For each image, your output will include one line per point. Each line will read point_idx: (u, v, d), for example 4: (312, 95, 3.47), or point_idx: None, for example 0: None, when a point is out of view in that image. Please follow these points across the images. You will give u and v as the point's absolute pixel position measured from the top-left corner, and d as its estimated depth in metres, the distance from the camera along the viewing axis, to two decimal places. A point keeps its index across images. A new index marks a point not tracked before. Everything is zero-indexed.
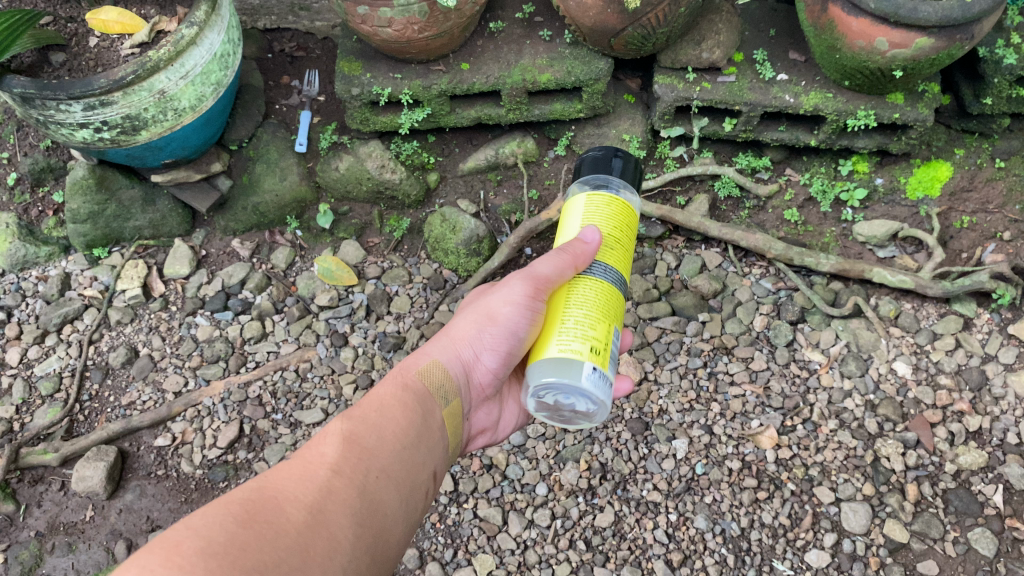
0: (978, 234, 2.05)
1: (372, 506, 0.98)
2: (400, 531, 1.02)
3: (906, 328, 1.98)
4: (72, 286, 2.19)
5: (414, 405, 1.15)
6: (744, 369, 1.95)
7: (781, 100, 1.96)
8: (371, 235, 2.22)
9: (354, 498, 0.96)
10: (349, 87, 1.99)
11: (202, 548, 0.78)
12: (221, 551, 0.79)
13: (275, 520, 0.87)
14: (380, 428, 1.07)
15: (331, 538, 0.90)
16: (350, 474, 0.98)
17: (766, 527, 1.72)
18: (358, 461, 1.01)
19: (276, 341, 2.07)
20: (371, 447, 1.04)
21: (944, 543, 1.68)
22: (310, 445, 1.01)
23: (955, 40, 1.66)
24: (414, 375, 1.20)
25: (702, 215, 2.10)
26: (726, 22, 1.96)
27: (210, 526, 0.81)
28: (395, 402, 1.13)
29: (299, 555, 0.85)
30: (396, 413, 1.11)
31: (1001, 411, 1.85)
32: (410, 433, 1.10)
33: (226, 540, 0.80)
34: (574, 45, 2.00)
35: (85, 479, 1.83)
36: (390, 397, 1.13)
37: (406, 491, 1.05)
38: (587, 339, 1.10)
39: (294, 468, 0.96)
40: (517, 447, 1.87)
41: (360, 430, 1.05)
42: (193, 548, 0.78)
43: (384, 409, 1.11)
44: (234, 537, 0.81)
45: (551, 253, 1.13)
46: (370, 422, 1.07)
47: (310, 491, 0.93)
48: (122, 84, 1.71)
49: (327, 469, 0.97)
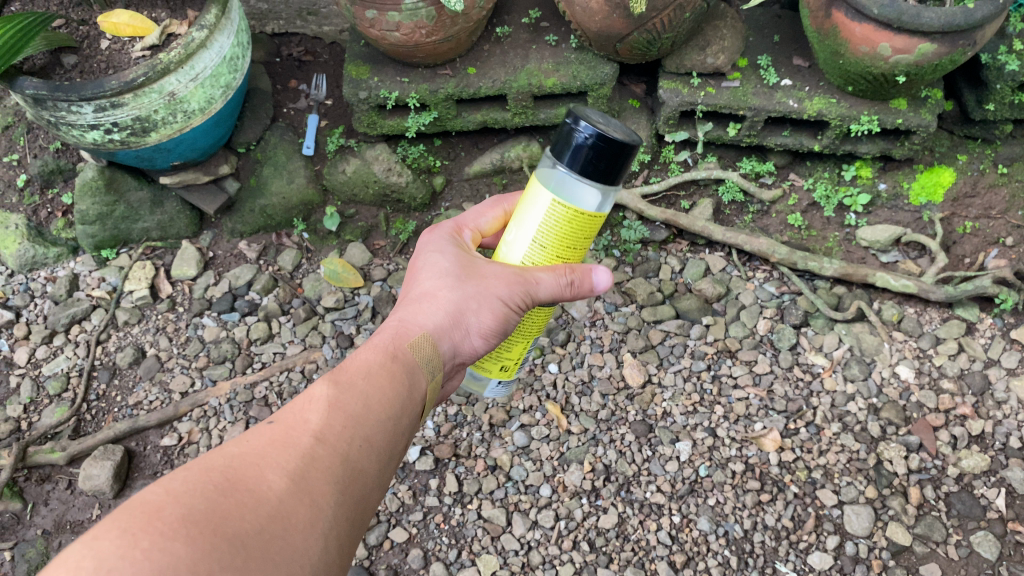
0: (980, 239, 2.06)
1: (355, 475, 0.95)
2: (376, 502, 1.00)
3: (909, 332, 1.99)
4: (80, 287, 2.20)
5: (404, 380, 1.10)
6: (747, 373, 1.96)
7: (785, 105, 1.97)
8: (377, 238, 2.25)
9: (337, 467, 0.93)
10: (357, 91, 2.01)
11: (185, 515, 0.75)
12: (203, 518, 0.76)
13: (256, 488, 0.83)
14: (365, 396, 1.03)
15: (313, 505, 0.87)
16: (333, 442, 0.95)
17: (769, 529, 1.73)
18: (342, 430, 0.97)
19: (282, 343, 2.09)
20: (357, 417, 1.00)
21: (947, 546, 1.69)
22: (292, 411, 0.98)
23: (958, 46, 1.68)
24: (402, 351, 1.14)
25: (706, 220, 2.12)
26: (730, 28, 1.98)
27: (192, 492, 0.79)
28: (381, 370, 1.08)
29: (282, 522, 0.82)
30: (383, 384, 1.06)
31: (1003, 415, 1.86)
32: (397, 406, 1.07)
33: (209, 507, 0.78)
34: (579, 49, 2.02)
35: (91, 478, 1.84)
36: (377, 368, 1.08)
37: (386, 460, 1.03)
38: (503, 365, 1.32)
39: (276, 436, 0.92)
40: (521, 449, 1.89)
41: (345, 397, 1.01)
42: (175, 513, 0.75)
43: (369, 380, 1.06)
44: (216, 505, 0.79)
45: (554, 283, 1.16)
46: (357, 389, 1.04)
47: (292, 459, 0.90)
48: (133, 86, 1.73)
49: (309, 437, 0.94)
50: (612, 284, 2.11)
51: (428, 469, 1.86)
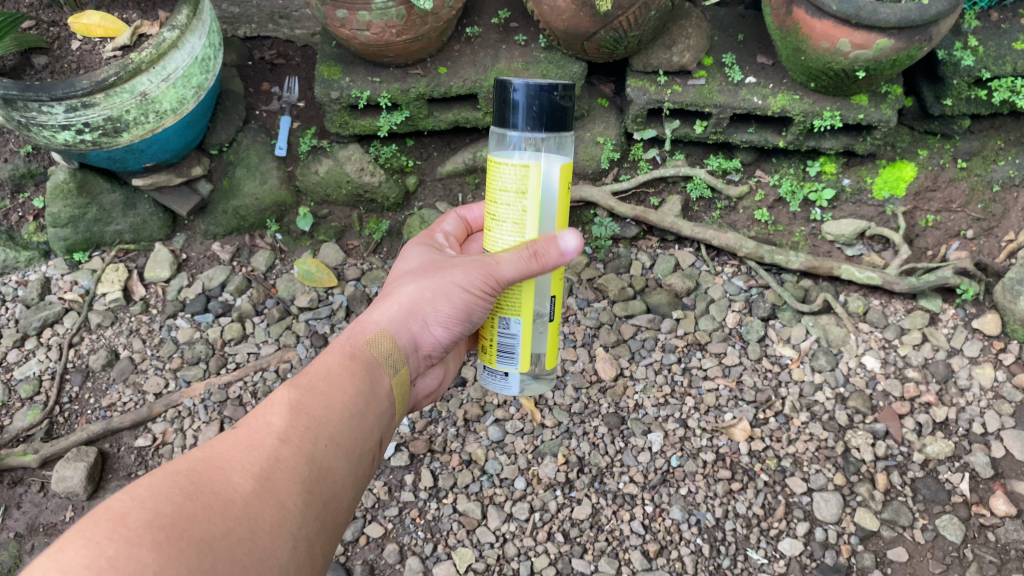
0: (942, 233, 2.12)
1: (321, 475, 0.98)
2: (348, 501, 1.03)
3: (874, 323, 2.03)
4: (52, 290, 2.20)
5: (361, 373, 1.14)
6: (717, 365, 1.99)
7: (749, 102, 2.02)
8: (350, 238, 2.28)
9: (303, 466, 0.96)
10: (328, 91, 2.03)
11: (150, 520, 0.77)
12: (167, 523, 0.78)
13: (221, 491, 0.86)
14: (328, 395, 1.07)
15: (280, 507, 0.90)
16: (298, 442, 0.98)
17: (741, 517, 1.75)
18: (307, 430, 1.01)
19: (256, 343, 2.09)
20: (319, 416, 1.04)
21: (914, 530, 1.72)
22: (256, 415, 1.01)
23: (914, 41, 1.73)
24: (361, 344, 1.19)
25: (675, 216, 2.17)
26: (695, 27, 2.03)
27: (156, 497, 0.81)
28: (341, 370, 1.12)
29: (247, 524, 0.85)
30: (345, 380, 1.11)
31: (966, 402, 1.90)
32: (357, 400, 1.10)
33: (172, 512, 0.80)
34: (547, 50, 2.06)
35: (64, 479, 1.83)
36: (334, 365, 1.12)
37: (355, 458, 1.06)
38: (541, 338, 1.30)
39: (239, 438, 0.95)
40: (496, 443, 1.92)
41: (306, 399, 1.04)
42: (140, 519, 0.77)
43: (332, 378, 1.10)
44: (180, 509, 0.81)
45: (516, 257, 1.13)
46: (318, 389, 1.07)
47: (256, 461, 0.93)
48: (105, 86, 1.74)
49: (274, 438, 0.97)
50: (584, 280, 2.15)
51: (403, 465, 1.88)
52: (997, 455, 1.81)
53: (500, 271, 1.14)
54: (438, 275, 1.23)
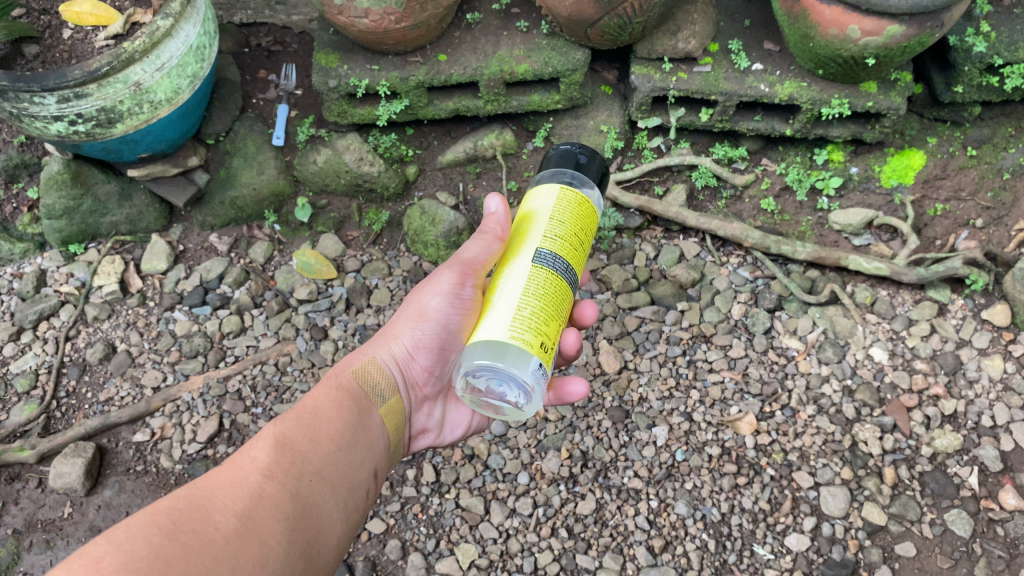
0: (951, 222, 2.07)
1: (305, 510, 0.98)
2: (334, 538, 1.03)
3: (882, 314, 2.00)
4: (48, 283, 2.17)
5: (350, 404, 1.19)
6: (723, 357, 1.96)
7: (756, 89, 1.98)
8: (350, 229, 2.23)
9: (287, 501, 0.97)
10: (326, 79, 1.99)
11: (125, 563, 0.77)
12: (145, 566, 0.78)
13: (203, 529, 0.86)
14: (313, 432, 1.08)
15: (263, 544, 0.90)
16: (282, 478, 0.99)
17: (746, 512, 1.73)
18: (292, 465, 1.02)
19: (255, 336, 2.07)
20: (305, 451, 1.05)
21: (922, 525, 1.69)
22: (243, 450, 1.02)
23: (926, 28, 1.68)
24: (348, 374, 1.24)
25: (681, 206, 2.13)
26: (701, 13, 1.98)
27: (134, 538, 0.80)
28: (328, 408, 1.14)
29: (229, 562, 0.85)
30: (331, 413, 1.14)
31: (975, 394, 1.87)
32: (344, 435, 1.12)
33: (150, 555, 0.80)
34: (551, 35, 2.01)
35: (62, 476, 1.81)
36: (322, 398, 1.16)
37: (341, 493, 1.07)
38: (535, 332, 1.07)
39: (224, 474, 0.96)
40: (499, 437, 1.88)
41: (293, 433, 1.06)
42: (116, 562, 0.77)
43: (318, 413, 1.12)
44: (159, 550, 0.81)
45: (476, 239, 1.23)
46: (304, 424, 1.09)
47: (241, 497, 0.93)
48: (97, 76, 1.70)
49: (258, 473, 0.98)
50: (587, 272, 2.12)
51: (405, 460, 1.85)
52: (1006, 449, 1.78)
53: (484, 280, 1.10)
54: (418, 298, 1.30)
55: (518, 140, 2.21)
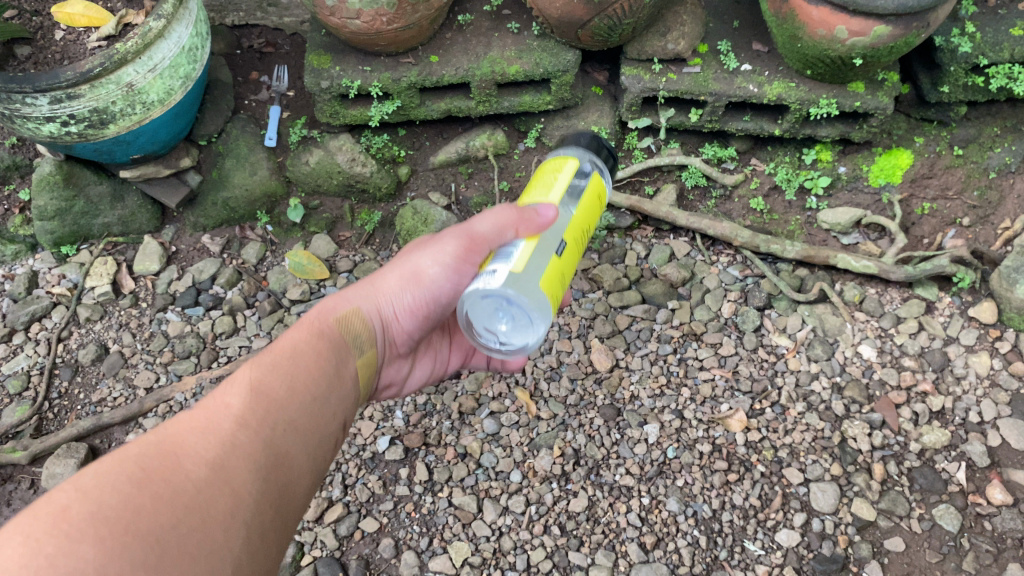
0: (938, 220, 2.10)
1: (277, 462, 0.98)
2: (305, 491, 1.04)
3: (870, 312, 2.02)
4: (40, 284, 2.17)
5: (330, 353, 1.16)
6: (713, 355, 1.98)
7: (745, 90, 2.00)
8: (342, 230, 2.24)
9: (259, 453, 0.96)
10: (318, 80, 2.00)
11: (92, 514, 0.76)
12: (112, 516, 0.77)
13: (173, 477, 0.85)
14: (291, 377, 1.07)
15: (233, 496, 0.89)
16: (255, 427, 0.98)
17: (737, 509, 1.75)
18: (265, 412, 1.01)
19: (248, 336, 2.07)
20: (280, 397, 1.04)
21: (910, 520, 1.71)
22: (216, 393, 1.00)
23: (912, 28, 1.70)
24: (332, 320, 1.20)
25: (671, 205, 2.14)
26: (690, 14, 2.00)
27: (103, 488, 0.79)
28: (307, 352, 1.12)
29: (199, 516, 0.84)
30: (310, 360, 1.12)
31: (963, 390, 1.89)
32: (321, 382, 1.11)
33: (119, 505, 0.78)
34: (541, 36, 2.03)
35: (55, 476, 1.81)
36: (302, 343, 1.13)
37: (313, 444, 1.07)
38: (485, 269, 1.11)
39: (197, 422, 0.94)
40: (491, 436, 1.90)
41: (270, 378, 1.05)
42: (82, 514, 0.75)
43: (297, 355, 1.11)
44: (127, 501, 0.79)
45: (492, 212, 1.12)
46: (282, 368, 1.07)
47: (212, 447, 0.91)
48: (89, 77, 1.70)
49: (231, 421, 0.96)
50: (579, 272, 2.13)
51: (398, 458, 1.87)
52: (993, 445, 1.80)
53: (476, 228, 1.13)
54: (414, 257, 1.26)
55: (509, 141, 2.22)
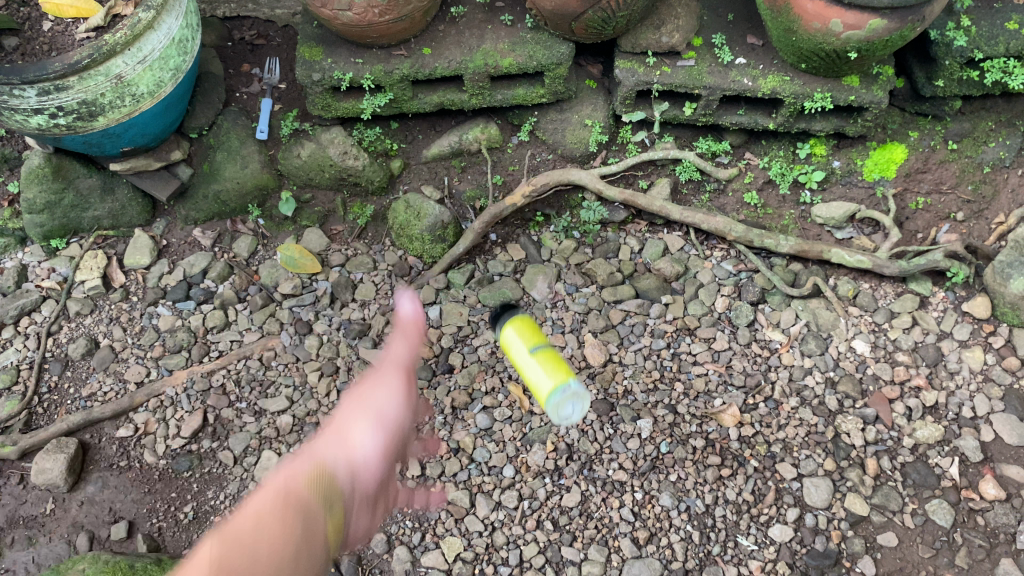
0: (933, 215, 2.11)
1: (300, 553, 0.94)
2: None
3: (864, 307, 2.02)
4: (29, 278, 2.15)
5: (301, 512, 0.97)
6: (707, 350, 1.98)
7: (739, 83, 1.99)
8: (335, 223, 2.22)
9: (284, 544, 0.92)
10: (310, 72, 1.99)
11: None
12: None
13: None
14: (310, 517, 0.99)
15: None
16: (286, 530, 0.94)
17: (730, 504, 1.74)
18: (301, 522, 0.96)
19: (239, 330, 2.05)
20: (309, 509, 1.00)
21: (903, 515, 1.71)
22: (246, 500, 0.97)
23: (907, 22, 1.69)
24: (301, 484, 1.02)
25: (664, 199, 2.12)
26: (684, 7, 1.99)
27: None
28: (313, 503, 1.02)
29: None
30: (315, 505, 1.01)
31: (956, 385, 1.89)
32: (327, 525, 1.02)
33: None
34: (535, 29, 2.02)
35: (45, 471, 1.80)
36: (296, 488, 1.01)
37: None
38: None
39: (242, 525, 0.92)
40: (484, 431, 1.89)
41: (300, 496, 0.99)
42: None
43: (313, 492, 1.03)
44: None
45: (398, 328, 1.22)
46: (302, 500, 0.99)
47: (237, 550, 0.88)
48: (78, 68, 1.69)
49: (254, 523, 0.93)
50: (572, 266, 2.14)
51: None
52: (986, 440, 1.80)
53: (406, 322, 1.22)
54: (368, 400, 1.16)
55: (503, 134, 2.20)
